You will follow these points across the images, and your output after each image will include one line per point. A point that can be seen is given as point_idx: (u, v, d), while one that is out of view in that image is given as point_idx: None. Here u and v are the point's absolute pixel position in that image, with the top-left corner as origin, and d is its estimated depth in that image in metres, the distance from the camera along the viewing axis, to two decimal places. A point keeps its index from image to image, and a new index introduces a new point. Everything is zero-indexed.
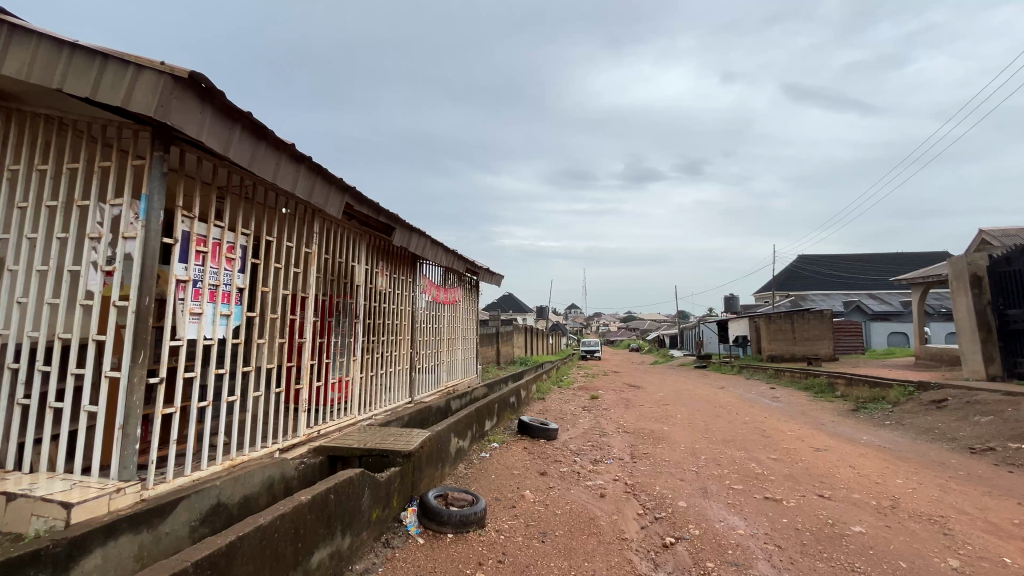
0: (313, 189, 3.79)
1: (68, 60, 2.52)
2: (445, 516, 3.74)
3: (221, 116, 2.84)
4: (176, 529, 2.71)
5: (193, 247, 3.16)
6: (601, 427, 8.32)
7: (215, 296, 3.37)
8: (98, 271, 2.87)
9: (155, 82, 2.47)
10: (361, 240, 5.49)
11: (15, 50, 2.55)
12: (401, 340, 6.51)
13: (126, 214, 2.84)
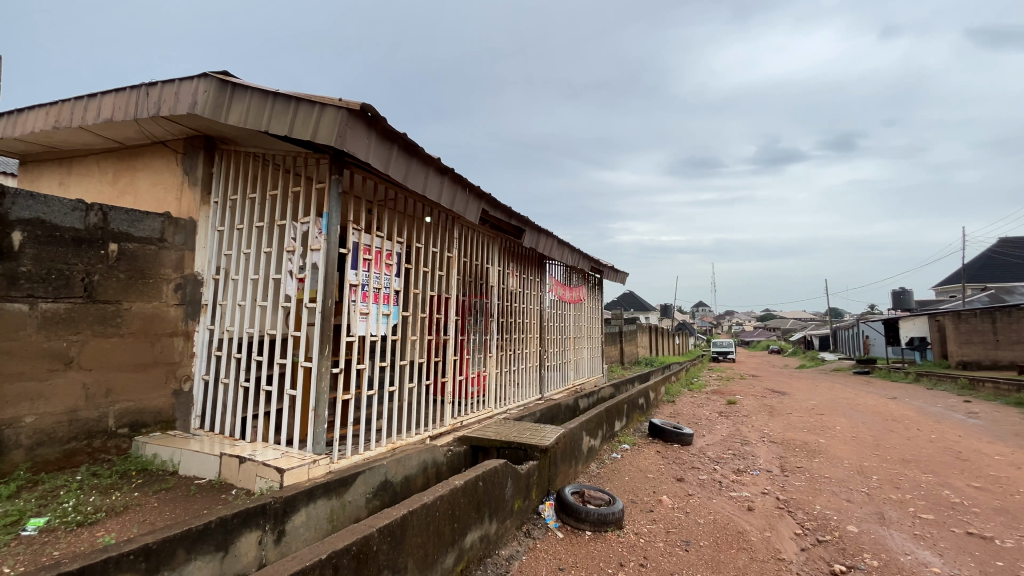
0: (455, 198, 4.10)
1: (273, 106, 3.07)
2: (584, 513, 3.78)
3: (382, 139, 3.23)
4: (356, 499, 3.15)
5: (362, 256, 3.64)
6: (742, 435, 7.65)
7: (378, 298, 3.83)
8: (293, 278, 3.45)
9: (335, 117, 2.91)
10: (494, 243, 5.79)
11: (236, 103, 3.17)
12: (531, 338, 6.71)
13: (313, 230, 3.38)
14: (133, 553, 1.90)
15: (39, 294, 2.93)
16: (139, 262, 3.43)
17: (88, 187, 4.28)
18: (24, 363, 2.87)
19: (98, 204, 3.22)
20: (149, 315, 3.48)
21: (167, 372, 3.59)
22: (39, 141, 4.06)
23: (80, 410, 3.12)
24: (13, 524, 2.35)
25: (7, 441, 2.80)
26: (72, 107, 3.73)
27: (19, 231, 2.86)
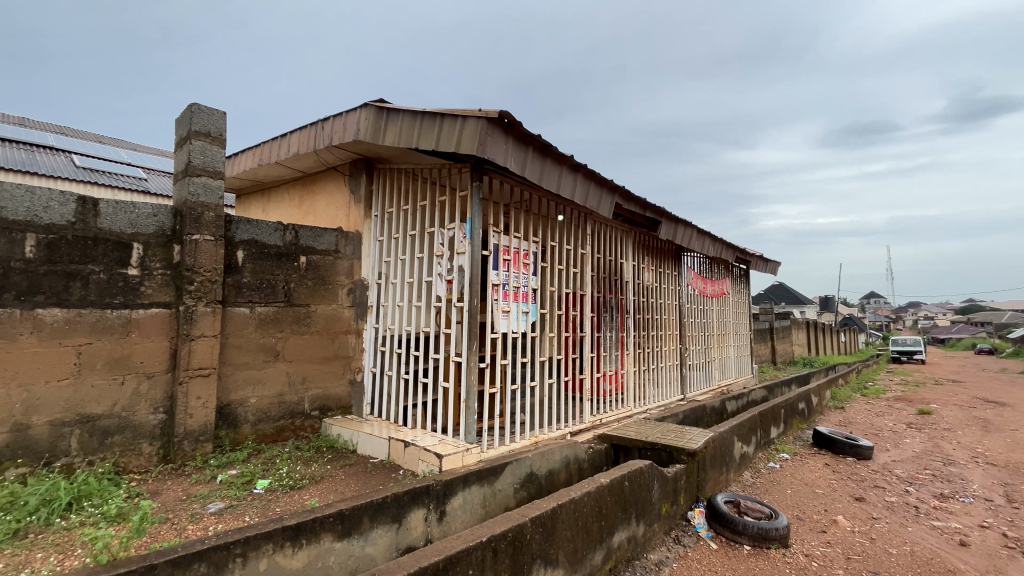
0: (588, 193, 4.07)
1: (422, 124, 3.37)
2: (741, 525, 3.48)
3: (518, 143, 3.35)
4: (505, 488, 3.31)
5: (501, 257, 3.82)
6: (943, 452, 6.29)
7: (517, 296, 3.98)
8: (443, 280, 3.76)
9: (476, 127, 3.10)
10: (627, 237, 5.61)
11: (391, 126, 3.54)
12: (669, 335, 6.36)
13: (458, 235, 3.64)
14: (331, 516, 2.25)
15: (256, 300, 3.64)
16: (322, 271, 4.06)
17: (282, 212, 5.19)
18: (248, 355, 3.59)
19: (292, 224, 3.89)
20: (330, 315, 4.10)
21: (344, 364, 4.18)
22: (248, 177, 5.04)
23: (286, 394, 3.80)
24: (247, 483, 2.95)
25: (239, 416, 3.52)
26: (270, 147, 4.55)
27: (242, 250, 3.58)
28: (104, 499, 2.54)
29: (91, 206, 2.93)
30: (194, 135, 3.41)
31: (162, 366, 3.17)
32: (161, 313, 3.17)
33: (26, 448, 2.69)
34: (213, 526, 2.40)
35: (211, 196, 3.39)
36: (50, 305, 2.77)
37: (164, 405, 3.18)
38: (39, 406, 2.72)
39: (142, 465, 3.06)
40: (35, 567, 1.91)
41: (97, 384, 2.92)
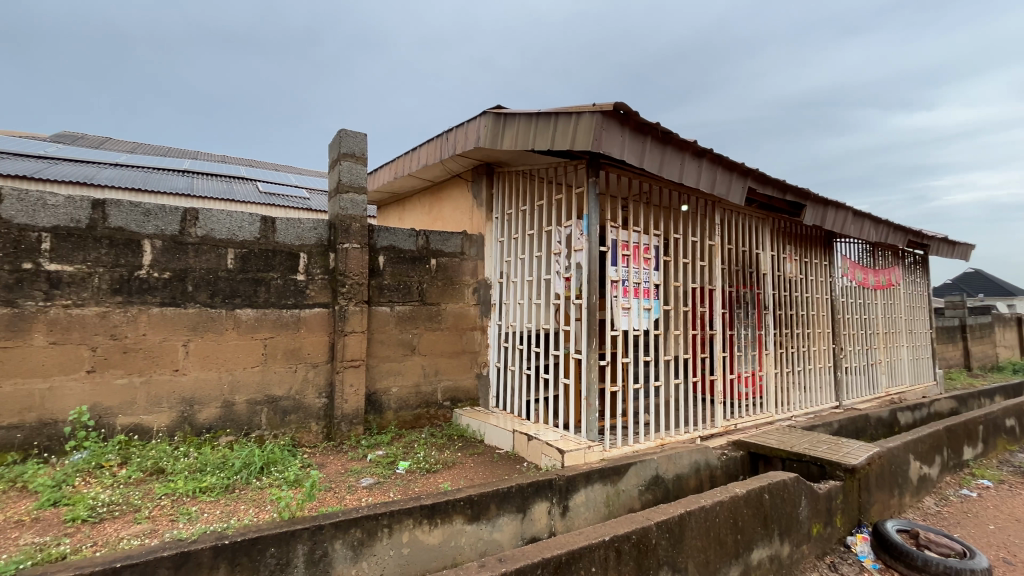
0: (716, 180, 3.77)
1: (538, 125, 3.44)
2: (920, 560, 2.93)
3: (636, 133, 3.24)
4: (629, 489, 3.22)
5: (621, 252, 3.72)
6: None
7: (638, 292, 3.84)
8: (561, 278, 3.79)
9: (591, 122, 3.07)
10: (764, 224, 5.06)
11: (508, 130, 3.66)
12: (819, 334, 5.58)
13: (575, 232, 3.64)
14: (462, 500, 2.42)
15: (395, 300, 4.06)
16: (449, 272, 4.37)
17: (415, 219, 5.71)
18: (390, 349, 4.02)
19: (423, 230, 4.25)
20: (457, 313, 4.40)
21: (471, 359, 4.45)
22: (386, 190, 5.64)
23: (422, 385, 4.17)
24: (392, 463, 3.31)
25: (383, 403, 3.96)
26: (404, 161, 5.02)
27: (383, 255, 4.02)
28: (284, 466, 3.05)
29: (270, 224, 3.54)
30: (343, 156, 3.89)
31: (324, 357, 3.71)
32: (322, 312, 3.71)
33: (232, 421, 3.35)
34: (364, 497, 2.74)
35: (358, 209, 3.86)
36: (244, 306, 3.42)
37: (326, 390, 3.71)
38: (240, 387, 3.38)
39: (311, 440, 3.62)
40: (240, 516, 2.38)
41: (278, 371, 3.52)
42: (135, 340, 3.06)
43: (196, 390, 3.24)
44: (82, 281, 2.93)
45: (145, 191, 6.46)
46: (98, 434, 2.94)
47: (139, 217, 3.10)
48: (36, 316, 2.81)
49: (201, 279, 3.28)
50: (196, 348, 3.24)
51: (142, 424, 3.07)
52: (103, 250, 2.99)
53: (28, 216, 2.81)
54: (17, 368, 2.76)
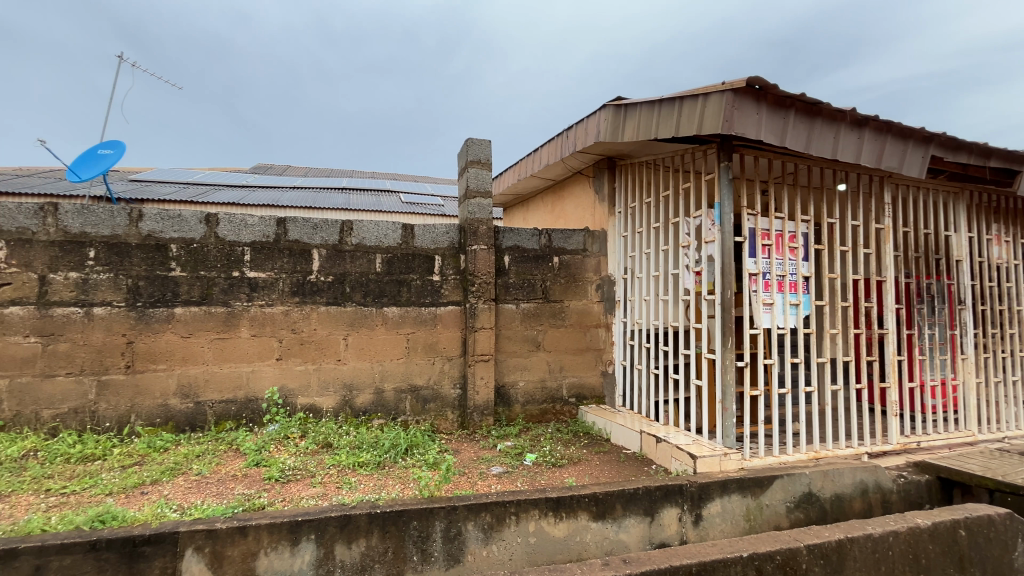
0: (884, 151, 3.19)
1: (660, 113, 3.27)
2: None
3: (775, 109, 2.92)
4: (774, 504, 2.88)
5: (760, 241, 3.35)
6: None
7: (783, 287, 3.41)
8: (691, 272, 3.55)
9: (721, 102, 2.85)
10: (957, 199, 4.12)
11: (629, 121, 3.54)
12: None
13: (705, 222, 3.38)
14: (587, 496, 2.42)
15: (520, 297, 4.21)
16: (572, 269, 4.39)
17: (538, 219, 5.84)
18: (516, 345, 4.18)
19: (546, 229, 4.34)
20: (581, 310, 4.39)
21: (596, 356, 4.41)
22: (511, 192, 5.87)
23: (547, 380, 4.27)
24: (519, 454, 3.45)
25: (511, 396, 4.14)
26: (527, 162, 5.17)
27: (508, 255, 4.20)
28: (425, 449, 3.37)
29: (409, 231, 3.94)
30: (471, 164, 4.11)
31: (457, 351, 4.01)
32: (455, 309, 4.01)
33: (382, 405, 3.81)
34: (494, 485, 2.90)
35: (484, 212, 4.08)
36: (390, 304, 3.85)
37: (460, 381, 4.00)
38: (389, 375, 3.83)
39: (448, 427, 3.94)
40: (389, 489, 2.70)
41: (419, 363, 3.91)
42: (309, 333, 3.65)
43: (354, 377, 3.75)
44: (272, 285, 3.59)
45: (315, 208, 7.64)
46: (285, 410, 3.58)
47: (310, 230, 3.70)
48: (242, 314, 3.52)
49: (357, 282, 3.79)
50: (353, 341, 3.75)
51: (315, 404, 3.65)
52: (285, 259, 3.63)
53: (235, 234, 3.53)
54: (231, 354, 3.50)
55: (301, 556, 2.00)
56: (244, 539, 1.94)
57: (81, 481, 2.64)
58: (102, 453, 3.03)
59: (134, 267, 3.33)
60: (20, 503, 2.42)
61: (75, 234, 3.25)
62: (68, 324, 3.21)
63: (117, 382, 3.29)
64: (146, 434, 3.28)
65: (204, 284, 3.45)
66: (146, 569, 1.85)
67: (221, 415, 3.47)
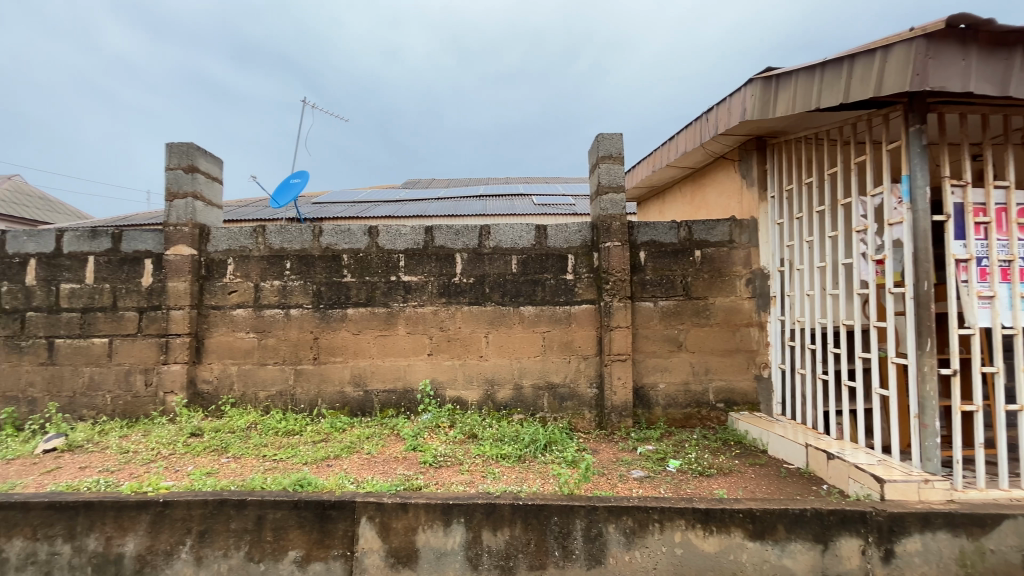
0: None
1: (823, 78, 2.82)
2: None
3: (990, 51, 2.34)
4: (1004, 550, 2.27)
5: (971, 219, 2.68)
6: None
7: (1009, 275, 2.67)
8: (870, 262, 2.99)
9: (909, 53, 2.36)
10: None
11: (783, 93, 3.12)
12: None
13: (889, 201, 2.81)
14: (742, 512, 2.19)
15: (658, 295, 4.00)
16: (717, 263, 4.03)
17: (676, 210, 5.49)
18: (655, 344, 3.98)
19: (685, 221, 4.06)
20: (728, 307, 4.01)
21: (748, 359, 3.98)
22: (645, 185, 5.62)
23: (691, 383, 3.98)
24: (662, 459, 3.27)
25: (651, 398, 3.96)
26: (662, 152, 4.91)
27: (643, 250, 4.02)
28: (563, 447, 3.40)
29: (543, 231, 4.02)
30: (602, 160, 4.01)
31: (593, 350, 3.97)
32: (590, 307, 3.98)
33: (521, 401, 3.94)
34: (635, 489, 2.79)
35: (617, 207, 3.97)
36: (526, 304, 3.98)
37: (597, 380, 3.95)
38: (527, 372, 3.95)
39: (586, 426, 3.92)
40: (531, 483, 2.79)
41: (555, 361, 3.96)
42: (454, 331, 3.96)
43: (495, 372, 3.95)
44: (422, 288, 3.97)
45: (456, 216, 8.25)
46: (436, 401, 3.93)
47: (453, 236, 4.00)
48: (399, 314, 3.96)
49: (495, 283, 3.99)
50: (494, 339, 3.96)
51: (462, 397, 3.94)
52: (433, 263, 3.98)
53: (392, 243, 3.99)
54: (391, 350, 3.95)
55: (453, 537, 2.16)
56: (406, 515, 2.17)
57: (285, 451, 3.23)
58: (300, 428, 3.67)
59: (317, 275, 3.98)
60: (247, 464, 3.06)
61: (277, 249, 4.00)
62: (274, 322, 3.96)
63: (308, 370, 3.95)
64: (329, 415, 3.88)
65: (369, 288, 3.97)
66: (333, 529, 2.18)
67: (385, 403, 3.94)
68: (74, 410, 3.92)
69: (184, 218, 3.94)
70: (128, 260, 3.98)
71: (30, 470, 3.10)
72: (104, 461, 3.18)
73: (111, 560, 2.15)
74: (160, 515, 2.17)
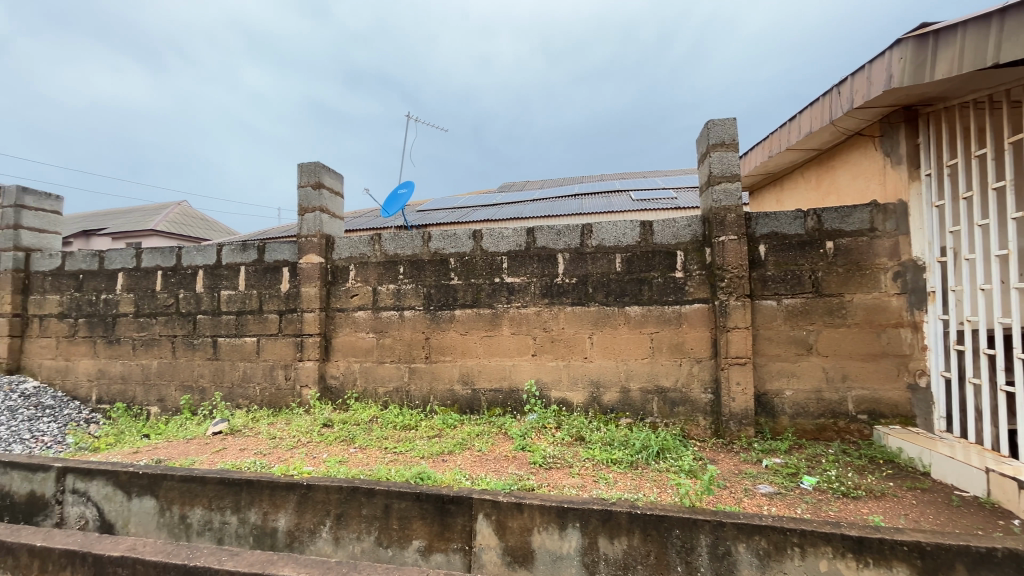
0: None
1: (1002, 28, 2.34)
2: None
3: None
4: None
5: None
6: None
7: None
8: None
9: None
10: None
11: (944, 50, 2.65)
12: None
13: None
14: (907, 545, 1.84)
15: (782, 292, 3.62)
16: (855, 254, 3.54)
17: (799, 199, 4.96)
18: (780, 347, 3.61)
19: (813, 209, 3.63)
20: (871, 305, 3.50)
21: (898, 365, 3.44)
22: (760, 173, 5.15)
23: (824, 391, 3.55)
24: (794, 475, 2.94)
25: (777, 406, 3.59)
26: (781, 134, 4.44)
27: (763, 244, 3.67)
28: (678, 455, 3.21)
29: (649, 227, 3.84)
30: (712, 147, 3.72)
31: (707, 353, 3.70)
32: (702, 307, 3.72)
33: (629, 405, 3.80)
34: (766, 506, 2.54)
35: (732, 198, 3.65)
36: (632, 303, 3.83)
37: (712, 386, 3.68)
38: (634, 375, 3.80)
39: (701, 434, 3.66)
40: (646, 491, 2.67)
41: (664, 364, 3.76)
42: (558, 332, 3.94)
43: (601, 374, 3.86)
44: (525, 289, 4.00)
45: (552, 217, 8.25)
46: (542, 401, 3.93)
47: (555, 236, 3.98)
48: (503, 314, 4.03)
49: (599, 282, 3.90)
50: (598, 340, 3.87)
51: (567, 398, 3.90)
52: (535, 264, 4.00)
53: (495, 245, 4.08)
54: (497, 350, 4.04)
55: (568, 541, 2.13)
56: (521, 515, 2.19)
57: (404, 444, 3.45)
58: (415, 423, 3.90)
59: (427, 278, 4.20)
60: (372, 455, 3.32)
61: (391, 255, 4.29)
62: (390, 323, 4.26)
63: (421, 368, 4.18)
64: (441, 412, 4.07)
65: (474, 289, 4.10)
66: (452, 523, 2.26)
67: (492, 402, 4.04)
68: (233, 399, 4.56)
69: (314, 229, 4.39)
70: (271, 268, 4.53)
71: (203, 449, 3.66)
72: (258, 445, 3.65)
73: (267, 533, 2.45)
74: (304, 496, 2.42)
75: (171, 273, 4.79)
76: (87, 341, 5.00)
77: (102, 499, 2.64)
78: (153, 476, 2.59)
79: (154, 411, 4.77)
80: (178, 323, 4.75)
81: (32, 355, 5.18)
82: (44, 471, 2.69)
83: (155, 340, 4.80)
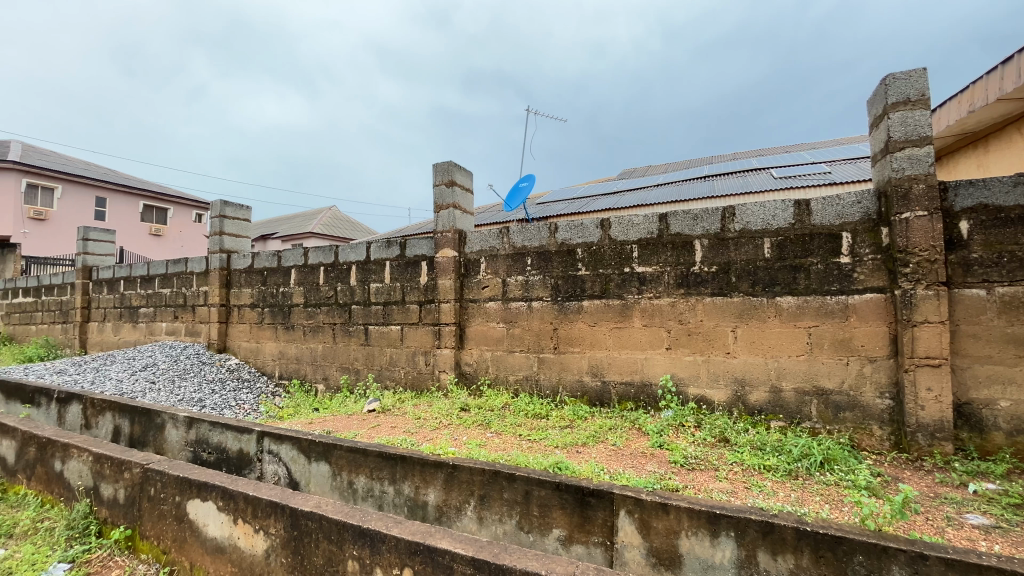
0: None
1: None
2: None
3: None
4: None
5: None
6: None
7: None
8: None
9: None
10: None
11: None
12: None
13: None
14: None
15: (994, 278, 2.91)
16: None
17: (1014, 158, 4.01)
18: (992, 347, 2.91)
19: None
20: None
21: None
22: (955, 132, 4.24)
23: None
24: (1018, 506, 2.36)
25: (987, 420, 2.91)
26: (986, 83, 3.59)
27: (966, 219, 2.99)
28: (849, 467, 2.79)
29: (805, 207, 3.37)
30: (892, 106, 3.11)
31: (884, 352, 3.14)
32: (878, 297, 3.16)
33: (782, 407, 3.39)
34: (982, 542, 2.07)
35: (920, 165, 3.02)
36: (785, 293, 3.40)
37: (891, 391, 3.12)
38: (787, 374, 3.38)
39: (875, 445, 3.13)
40: (814, 507, 2.36)
41: (826, 362, 3.29)
42: (696, 325, 3.66)
43: (747, 371, 3.50)
44: (658, 279, 3.79)
45: (681, 201, 7.74)
46: (678, 398, 3.70)
47: (690, 222, 3.70)
48: (634, 305, 3.87)
49: (743, 271, 3.54)
50: (743, 334, 3.51)
51: (707, 396, 3.61)
52: (669, 252, 3.76)
53: (625, 234, 3.93)
54: (628, 342, 3.90)
55: (722, 550, 1.96)
56: (667, 516, 2.06)
57: (538, 433, 3.52)
58: (546, 413, 3.95)
59: (555, 269, 4.20)
60: (507, 440, 3.44)
61: (519, 247, 4.39)
62: (519, 313, 4.36)
63: (550, 359, 4.21)
64: (571, 403, 4.06)
65: (603, 280, 4.00)
66: (592, 516, 2.24)
67: (623, 396, 3.91)
68: (382, 380, 5.07)
69: (448, 225, 4.66)
70: (412, 263, 4.93)
71: (362, 424, 4.13)
72: (406, 424, 4.01)
73: (419, 505, 2.67)
74: (451, 475, 2.58)
75: (331, 268, 5.47)
76: (270, 327, 5.96)
77: (289, 460, 3.11)
78: (327, 445, 2.98)
79: (321, 388, 5.52)
80: (337, 312, 5.42)
81: (233, 337, 6.34)
82: (249, 433, 3.25)
83: (320, 327, 5.54)
